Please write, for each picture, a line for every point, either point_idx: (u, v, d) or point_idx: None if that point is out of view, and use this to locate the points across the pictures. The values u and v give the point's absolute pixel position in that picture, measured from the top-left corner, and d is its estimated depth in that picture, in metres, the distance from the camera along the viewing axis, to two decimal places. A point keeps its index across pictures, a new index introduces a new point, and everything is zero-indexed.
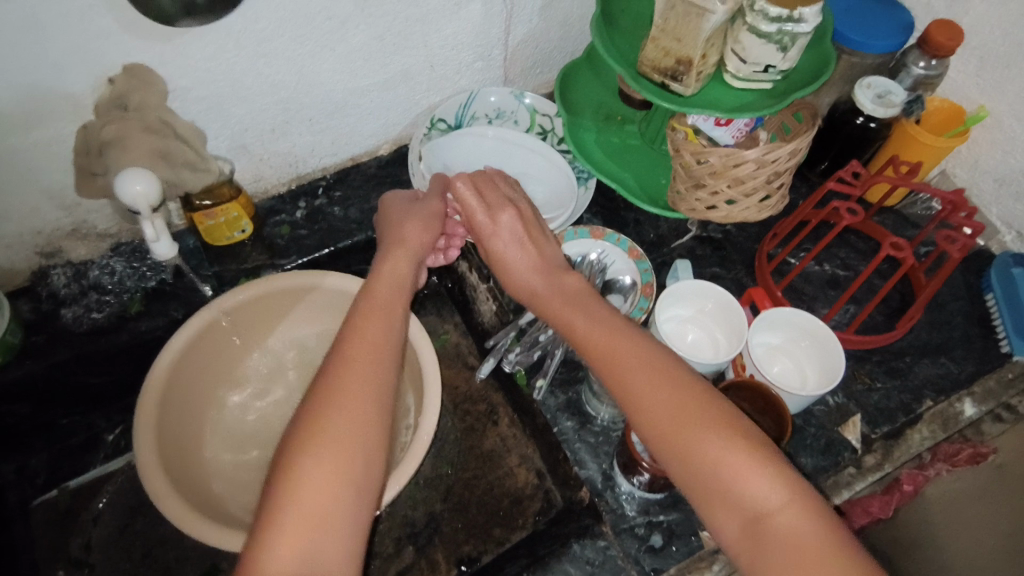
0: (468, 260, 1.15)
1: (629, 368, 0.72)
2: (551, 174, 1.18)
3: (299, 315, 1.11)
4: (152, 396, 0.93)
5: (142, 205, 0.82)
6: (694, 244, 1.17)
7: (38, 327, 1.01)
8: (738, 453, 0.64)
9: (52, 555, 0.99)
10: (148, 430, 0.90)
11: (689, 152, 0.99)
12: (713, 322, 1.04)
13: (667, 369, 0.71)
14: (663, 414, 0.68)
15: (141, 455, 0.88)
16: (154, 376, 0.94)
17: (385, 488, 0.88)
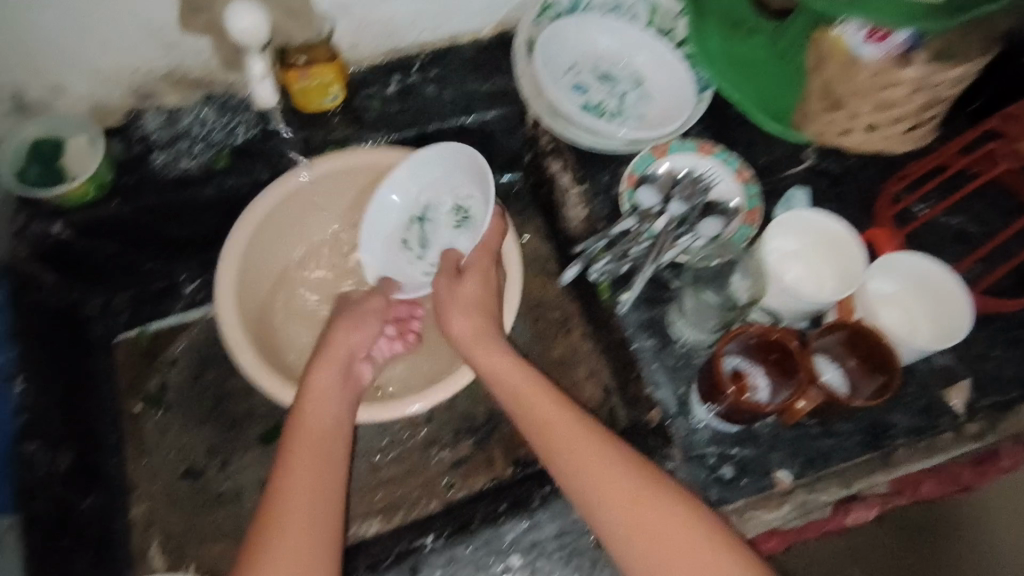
0: (562, 159, 1.06)
1: (536, 409, 0.80)
2: (669, 76, 1.05)
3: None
4: (231, 259, 0.91)
5: (250, 40, 0.83)
6: (809, 176, 1.03)
7: (129, 168, 0.97)
8: (661, 523, 0.69)
9: (130, 391, 1.03)
10: (227, 293, 0.89)
11: (835, 67, 0.88)
12: (822, 259, 0.92)
13: (569, 425, 0.78)
14: (606, 502, 0.72)
15: (222, 314, 0.88)
16: (233, 240, 0.92)
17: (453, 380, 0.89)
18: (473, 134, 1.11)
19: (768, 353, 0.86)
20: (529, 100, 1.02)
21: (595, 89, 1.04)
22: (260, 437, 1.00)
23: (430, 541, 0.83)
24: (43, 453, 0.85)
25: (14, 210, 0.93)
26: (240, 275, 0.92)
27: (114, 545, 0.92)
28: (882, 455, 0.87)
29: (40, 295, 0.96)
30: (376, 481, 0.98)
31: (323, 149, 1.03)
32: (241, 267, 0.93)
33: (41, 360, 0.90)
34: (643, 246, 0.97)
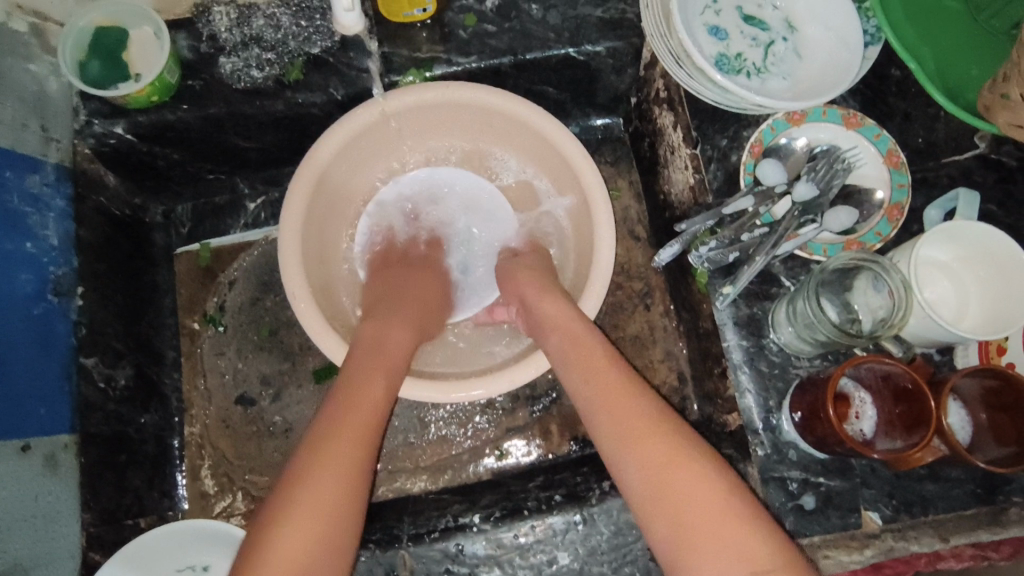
0: (675, 114, 0.90)
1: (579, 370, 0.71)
2: (833, 26, 0.84)
3: (461, 129, 0.95)
4: (300, 191, 0.84)
5: None
6: (975, 166, 0.85)
7: (194, 71, 0.87)
8: (704, 496, 0.57)
9: (188, 307, 1.00)
10: (293, 231, 0.83)
11: None
12: (973, 281, 0.77)
13: (618, 376, 0.68)
14: (644, 465, 0.61)
15: (284, 255, 0.82)
16: (304, 171, 0.84)
17: (524, 365, 0.80)
18: (577, 70, 0.95)
19: (886, 384, 0.73)
20: (652, 38, 0.85)
21: (736, 37, 0.85)
22: (313, 373, 0.98)
23: (478, 520, 0.80)
24: (101, 369, 0.84)
25: (76, 107, 0.85)
26: (306, 210, 0.85)
27: (167, 462, 0.93)
28: (992, 510, 0.77)
29: (103, 201, 0.91)
30: (426, 437, 0.95)
31: (405, 71, 0.90)
32: (310, 201, 0.86)
33: (100, 272, 0.87)
34: (757, 233, 0.83)
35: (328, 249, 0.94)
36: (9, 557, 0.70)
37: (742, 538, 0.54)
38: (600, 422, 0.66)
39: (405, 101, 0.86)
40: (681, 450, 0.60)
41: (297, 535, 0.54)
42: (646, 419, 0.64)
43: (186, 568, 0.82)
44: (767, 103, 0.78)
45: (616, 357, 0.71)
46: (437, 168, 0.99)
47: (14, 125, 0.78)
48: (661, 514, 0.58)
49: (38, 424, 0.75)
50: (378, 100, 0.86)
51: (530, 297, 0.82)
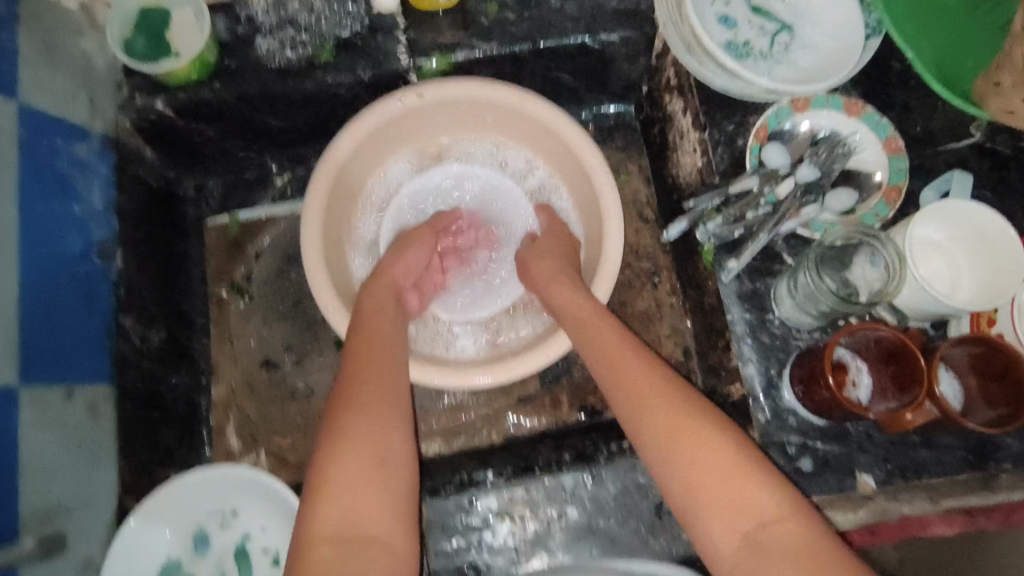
0: (684, 100, 0.95)
1: (600, 345, 0.75)
2: (835, 18, 0.89)
3: (467, 124, 1.00)
4: (320, 189, 0.88)
5: None
6: (970, 154, 0.90)
7: (231, 51, 0.93)
8: (710, 457, 0.60)
9: (217, 276, 1.05)
10: (315, 222, 0.87)
11: None
12: (968, 259, 0.81)
13: (624, 348, 0.73)
14: (654, 429, 0.65)
15: (307, 241, 0.86)
16: (322, 168, 0.89)
17: (554, 341, 0.85)
18: (592, 58, 1.00)
19: (882, 353, 0.78)
20: (665, 26, 0.90)
21: (744, 26, 0.90)
22: (334, 340, 1.02)
23: (492, 477, 0.85)
24: (137, 328, 0.89)
25: (120, 82, 0.91)
26: (330, 193, 0.90)
27: (196, 420, 0.97)
28: (982, 476, 0.81)
29: (141, 172, 0.97)
30: (442, 404, 0.99)
31: (430, 55, 0.95)
32: (330, 194, 0.90)
33: (137, 238, 0.93)
34: (762, 212, 0.87)
35: (347, 242, 0.98)
36: (54, 496, 0.74)
37: (745, 497, 0.58)
38: (619, 397, 0.70)
39: (415, 97, 0.91)
40: (687, 419, 0.63)
41: (337, 508, 0.57)
42: (650, 382, 0.68)
43: (216, 512, 0.86)
44: (773, 87, 0.83)
45: (621, 331, 0.75)
46: (447, 164, 1.03)
47: (65, 96, 0.84)
48: (674, 473, 0.61)
49: (81, 373, 0.80)
50: (390, 97, 0.90)
51: (545, 287, 0.87)
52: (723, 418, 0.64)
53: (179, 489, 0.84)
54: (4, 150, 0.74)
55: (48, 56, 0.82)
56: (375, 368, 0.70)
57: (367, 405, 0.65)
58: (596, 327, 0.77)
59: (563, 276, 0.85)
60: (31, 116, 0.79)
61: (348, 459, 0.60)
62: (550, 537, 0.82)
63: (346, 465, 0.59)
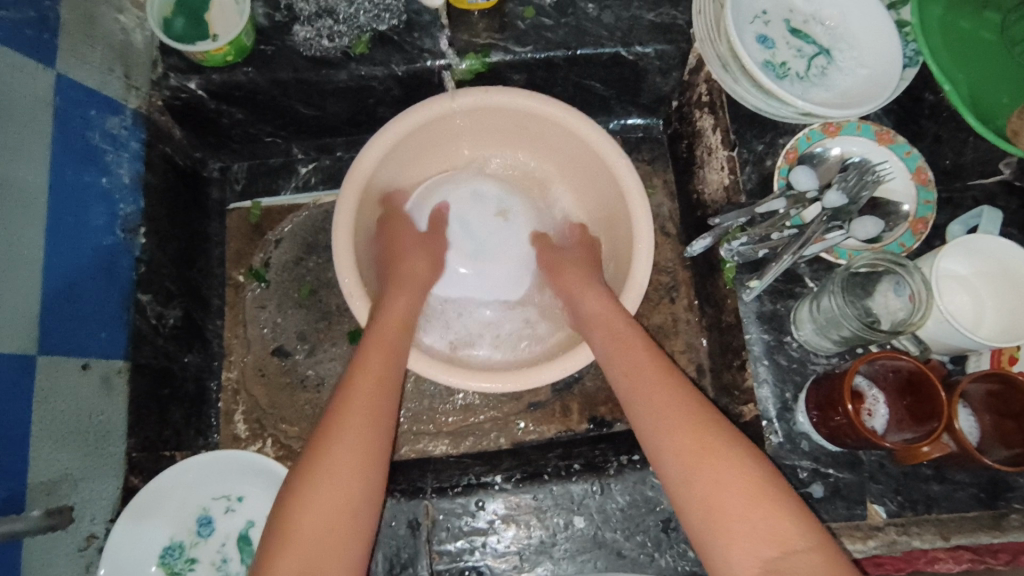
0: (716, 117, 0.95)
1: (626, 360, 0.74)
2: (874, 45, 0.89)
3: (506, 134, 0.99)
4: (352, 191, 0.88)
5: None
6: (998, 190, 0.90)
7: (268, 36, 0.93)
8: (733, 479, 0.60)
9: (236, 260, 1.05)
10: (348, 223, 0.87)
11: None
12: (991, 295, 0.81)
13: (649, 370, 0.72)
14: (678, 453, 0.64)
15: (338, 245, 0.86)
16: (356, 171, 0.88)
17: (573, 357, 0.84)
18: (625, 69, 1.00)
19: (899, 383, 0.78)
20: (702, 42, 0.91)
21: (782, 46, 0.90)
22: (348, 333, 1.02)
23: (500, 480, 0.84)
24: (154, 306, 0.89)
25: (154, 59, 0.91)
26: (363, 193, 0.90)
27: (205, 403, 0.97)
28: (993, 514, 0.81)
29: (168, 150, 0.97)
30: (453, 404, 0.98)
31: (464, 55, 0.95)
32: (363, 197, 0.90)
33: (161, 216, 0.93)
34: (787, 233, 0.87)
35: (374, 239, 0.97)
36: (63, 467, 0.74)
37: (770, 520, 0.57)
38: (640, 413, 0.69)
39: (456, 102, 0.91)
40: (712, 440, 0.63)
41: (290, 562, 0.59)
42: (678, 408, 0.67)
43: (222, 497, 0.86)
44: (809, 109, 0.82)
45: (652, 350, 0.75)
46: (484, 171, 1.02)
47: (101, 69, 0.84)
48: (693, 499, 0.61)
49: (98, 346, 0.79)
50: (426, 103, 0.91)
51: (574, 291, 0.87)
52: (746, 441, 0.63)
53: (186, 472, 0.84)
54: (35, 116, 0.74)
55: (86, 27, 0.82)
56: (366, 399, 0.70)
57: (345, 453, 0.65)
58: (625, 347, 0.76)
59: (592, 285, 0.86)
60: (66, 86, 0.79)
61: (309, 510, 0.62)
62: (555, 545, 0.81)
63: (303, 524, 0.61)
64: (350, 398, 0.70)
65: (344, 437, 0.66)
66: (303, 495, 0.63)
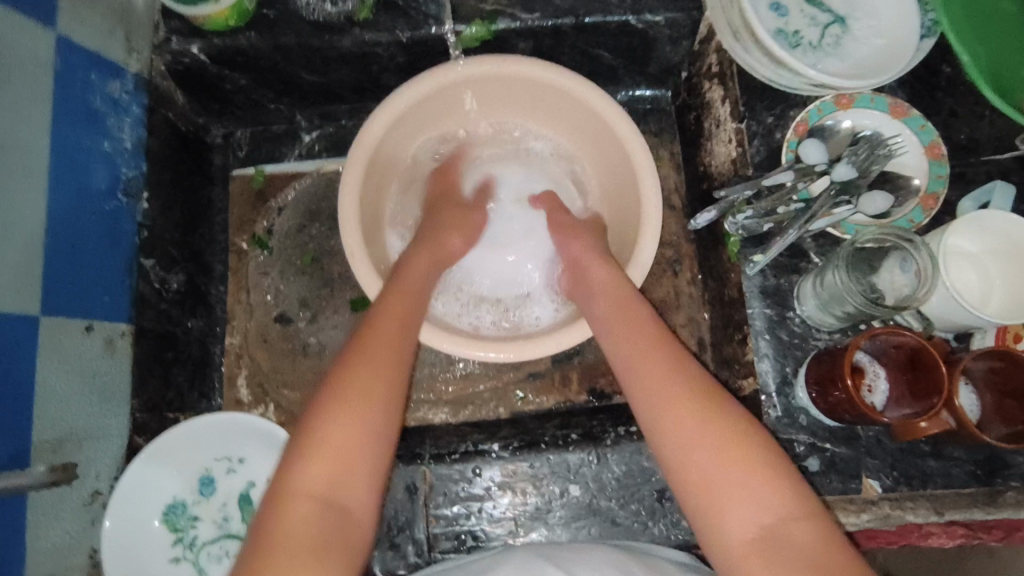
0: (724, 88, 0.93)
1: (614, 332, 0.75)
2: (891, 16, 0.87)
3: (514, 104, 0.97)
4: (358, 161, 0.87)
5: None
6: (1012, 167, 0.88)
7: (271, 0, 0.92)
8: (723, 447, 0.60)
9: (239, 227, 1.05)
10: (353, 193, 0.86)
11: None
12: (1000, 273, 0.80)
13: (639, 340, 0.72)
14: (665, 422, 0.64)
15: (345, 220, 0.85)
16: (361, 140, 0.88)
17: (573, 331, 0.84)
18: (633, 38, 0.98)
19: (900, 359, 0.77)
20: (713, 11, 0.89)
21: (796, 15, 0.88)
22: (350, 302, 1.02)
23: (497, 448, 0.84)
24: (157, 271, 0.90)
25: (156, 22, 0.90)
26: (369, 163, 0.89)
27: (208, 368, 0.98)
28: (989, 491, 0.80)
29: (170, 115, 0.96)
30: (452, 373, 0.98)
31: (469, 22, 0.93)
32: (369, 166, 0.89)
33: (164, 182, 0.93)
34: (793, 208, 0.85)
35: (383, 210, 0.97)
36: (68, 426, 0.75)
37: (759, 488, 0.58)
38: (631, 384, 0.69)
39: (464, 71, 0.89)
40: (699, 410, 0.63)
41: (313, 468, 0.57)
42: (665, 378, 0.67)
43: (222, 458, 0.88)
44: (821, 79, 0.80)
45: (650, 318, 0.74)
46: (492, 141, 1.02)
47: (102, 31, 0.83)
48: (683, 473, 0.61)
49: (102, 308, 0.80)
50: (436, 70, 0.89)
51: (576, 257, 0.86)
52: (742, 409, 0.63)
53: (183, 433, 0.85)
54: (37, 78, 0.74)
55: None
56: (389, 330, 0.70)
57: (368, 370, 0.64)
58: (611, 322, 0.76)
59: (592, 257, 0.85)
60: (67, 48, 0.78)
61: (334, 417, 0.60)
62: (550, 512, 0.82)
63: (337, 437, 0.59)
64: (376, 329, 0.69)
65: (370, 359, 0.65)
66: (339, 409, 0.61)
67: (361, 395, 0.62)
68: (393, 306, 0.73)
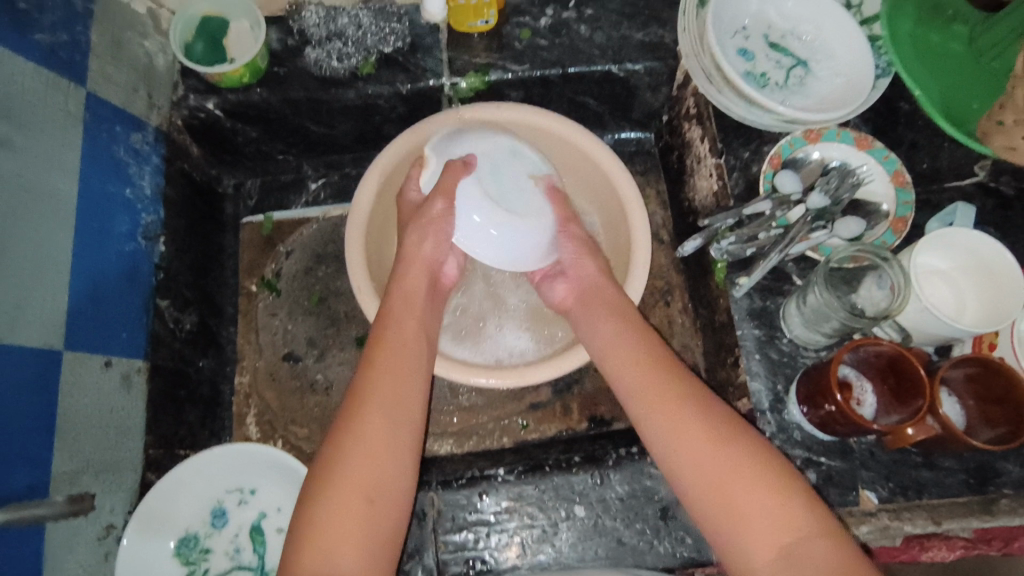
0: (702, 128, 1.00)
1: (606, 343, 0.81)
2: (849, 56, 0.95)
3: None
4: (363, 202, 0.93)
5: None
6: (974, 191, 0.94)
7: (281, 59, 0.99)
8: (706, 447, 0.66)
9: (249, 270, 1.10)
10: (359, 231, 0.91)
11: None
12: (970, 287, 0.85)
13: (629, 347, 0.78)
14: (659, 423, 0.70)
15: (351, 259, 0.91)
16: (365, 182, 0.93)
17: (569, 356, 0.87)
18: (617, 86, 1.07)
19: (882, 368, 0.81)
20: (687, 57, 0.97)
21: (762, 58, 0.96)
22: (356, 339, 1.06)
23: (503, 473, 0.86)
24: (172, 311, 0.93)
25: (175, 81, 0.98)
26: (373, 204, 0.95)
27: (218, 407, 1.00)
28: (982, 499, 0.83)
29: (186, 166, 1.02)
30: (456, 405, 1.01)
31: (465, 74, 1.01)
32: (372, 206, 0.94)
33: (179, 227, 0.98)
34: (774, 233, 0.92)
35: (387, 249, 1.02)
36: (85, 459, 0.77)
37: (740, 479, 0.63)
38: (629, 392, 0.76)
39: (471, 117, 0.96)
40: (685, 411, 0.69)
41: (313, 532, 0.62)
42: (656, 384, 0.73)
43: (234, 490, 0.89)
44: (788, 114, 0.88)
45: (634, 327, 0.81)
46: None
47: (127, 89, 0.90)
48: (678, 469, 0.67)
49: (119, 344, 0.84)
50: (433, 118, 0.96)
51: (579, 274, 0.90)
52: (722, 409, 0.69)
53: (201, 465, 0.86)
54: (68, 131, 0.80)
55: (113, 51, 0.88)
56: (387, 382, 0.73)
57: (367, 431, 0.68)
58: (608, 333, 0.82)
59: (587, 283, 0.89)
60: (95, 103, 0.85)
61: (333, 482, 0.65)
62: (557, 535, 0.83)
63: (337, 497, 0.64)
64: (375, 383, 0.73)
65: (367, 420, 0.69)
66: (340, 471, 0.65)
67: (360, 459, 0.66)
68: (389, 353, 0.76)
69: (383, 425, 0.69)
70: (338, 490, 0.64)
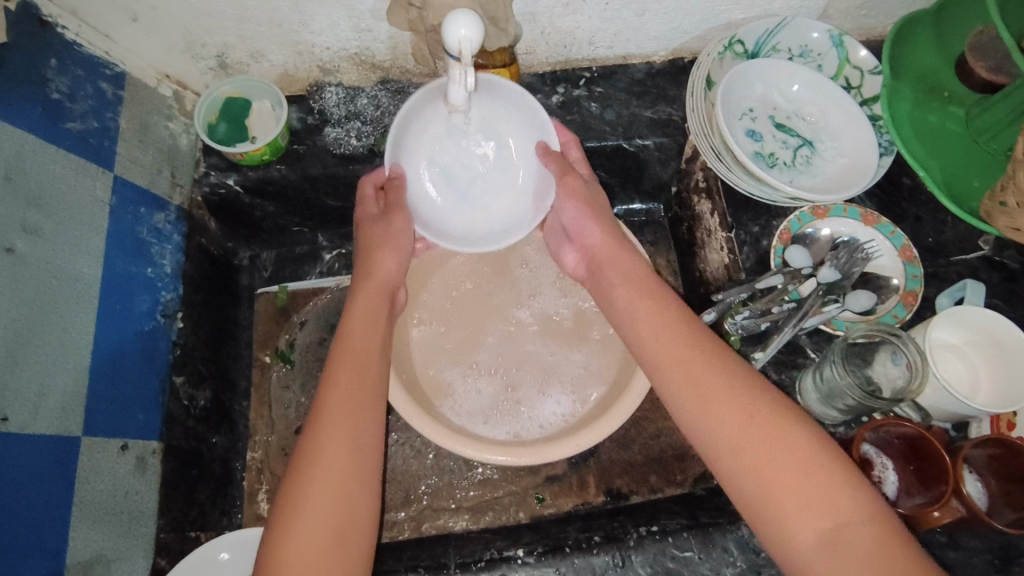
0: (712, 202, 1.03)
1: (641, 326, 0.73)
2: (854, 136, 0.98)
3: None
4: None
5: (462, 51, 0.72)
6: (981, 265, 0.96)
7: (300, 137, 1.02)
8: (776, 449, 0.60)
9: (263, 342, 1.10)
10: None
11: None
12: (984, 363, 0.85)
13: (673, 334, 0.70)
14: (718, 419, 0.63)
15: None
16: None
17: (586, 433, 0.84)
18: (627, 160, 1.10)
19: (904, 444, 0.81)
20: (697, 136, 0.99)
21: (769, 139, 0.99)
22: None
23: (522, 554, 0.84)
24: (186, 388, 0.93)
25: (197, 159, 1.00)
26: None
27: (230, 483, 0.99)
28: None
29: (204, 241, 1.04)
30: (472, 479, 1.00)
31: None
32: None
33: (197, 302, 0.99)
34: (786, 307, 0.92)
35: None
36: (95, 547, 0.76)
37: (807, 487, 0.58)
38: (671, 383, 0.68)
39: None
40: (749, 405, 0.63)
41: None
42: (706, 377, 0.66)
43: None
44: (798, 194, 0.90)
45: (681, 308, 0.73)
46: None
47: (151, 170, 0.92)
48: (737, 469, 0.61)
49: (134, 425, 0.83)
50: None
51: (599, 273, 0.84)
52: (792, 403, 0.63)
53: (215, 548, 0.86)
54: (94, 215, 0.81)
55: (139, 134, 0.91)
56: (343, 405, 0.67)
57: (326, 463, 0.64)
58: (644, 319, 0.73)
59: None
60: (122, 187, 0.87)
61: (296, 527, 0.60)
62: None
63: (303, 538, 0.60)
64: (326, 409, 0.67)
65: (322, 453, 0.64)
66: (302, 510, 0.61)
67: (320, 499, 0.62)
68: (344, 371, 0.70)
69: (340, 457, 0.64)
70: (303, 532, 0.60)
